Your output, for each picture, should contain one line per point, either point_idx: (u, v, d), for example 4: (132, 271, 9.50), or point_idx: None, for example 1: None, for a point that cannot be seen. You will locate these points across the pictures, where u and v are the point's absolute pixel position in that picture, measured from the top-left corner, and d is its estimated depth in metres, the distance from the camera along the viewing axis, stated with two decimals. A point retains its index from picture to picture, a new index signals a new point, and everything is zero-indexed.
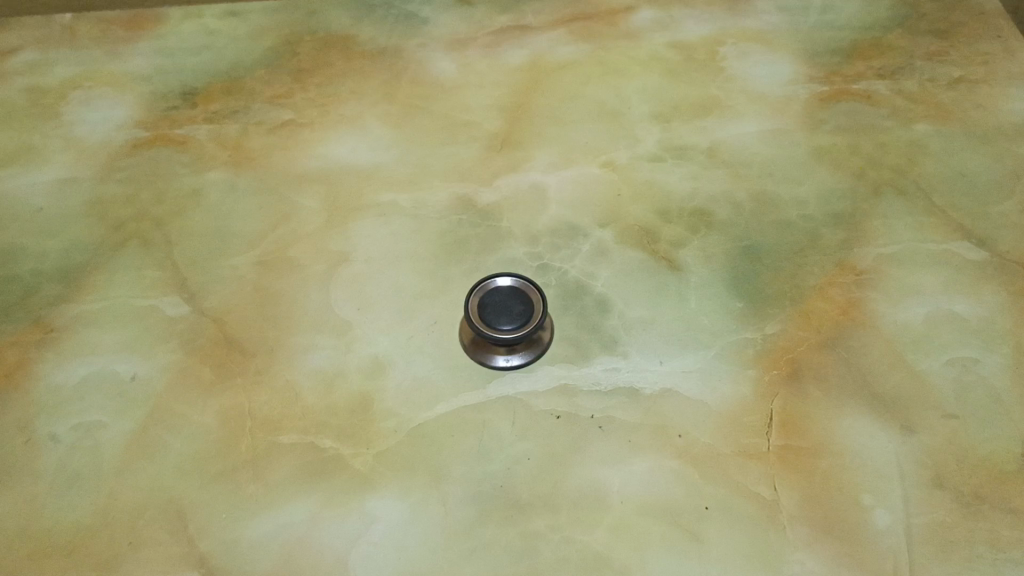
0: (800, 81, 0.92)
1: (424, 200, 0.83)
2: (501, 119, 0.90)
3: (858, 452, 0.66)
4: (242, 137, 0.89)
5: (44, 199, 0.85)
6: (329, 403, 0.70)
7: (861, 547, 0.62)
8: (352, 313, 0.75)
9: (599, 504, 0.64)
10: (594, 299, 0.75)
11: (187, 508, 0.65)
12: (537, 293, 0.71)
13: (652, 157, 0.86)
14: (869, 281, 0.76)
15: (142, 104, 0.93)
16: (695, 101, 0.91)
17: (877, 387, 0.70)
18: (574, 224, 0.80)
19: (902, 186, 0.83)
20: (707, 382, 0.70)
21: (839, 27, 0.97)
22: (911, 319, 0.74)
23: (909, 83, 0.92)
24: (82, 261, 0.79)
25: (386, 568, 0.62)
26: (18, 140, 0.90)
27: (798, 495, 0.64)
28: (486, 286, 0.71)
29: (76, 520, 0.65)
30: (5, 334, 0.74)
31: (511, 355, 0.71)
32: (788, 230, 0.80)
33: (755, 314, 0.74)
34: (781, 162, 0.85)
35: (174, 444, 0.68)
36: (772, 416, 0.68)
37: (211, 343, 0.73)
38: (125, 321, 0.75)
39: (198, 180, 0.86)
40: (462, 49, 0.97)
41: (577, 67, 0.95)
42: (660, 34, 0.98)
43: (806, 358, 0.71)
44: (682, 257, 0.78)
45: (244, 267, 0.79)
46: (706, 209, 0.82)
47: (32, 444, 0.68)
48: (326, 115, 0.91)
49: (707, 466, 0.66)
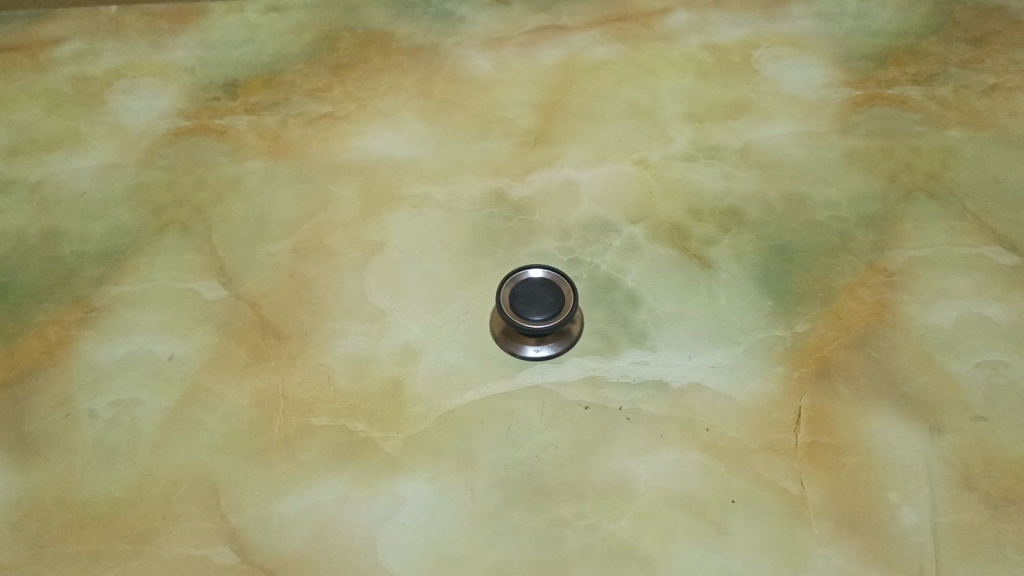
0: (834, 85, 0.92)
1: (458, 194, 0.84)
2: (535, 116, 0.91)
3: (886, 451, 0.66)
4: (281, 128, 0.91)
5: (88, 184, 0.87)
6: (361, 387, 0.71)
7: (887, 544, 0.62)
8: (385, 301, 0.77)
9: (626, 493, 0.65)
10: (624, 294, 0.76)
11: (220, 485, 0.66)
12: (568, 285, 0.71)
13: (684, 156, 0.87)
14: (900, 283, 0.76)
15: (184, 94, 0.95)
16: (728, 103, 0.91)
17: (905, 387, 0.70)
18: (606, 220, 0.81)
19: (935, 190, 0.83)
20: (735, 377, 0.70)
21: (874, 33, 0.97)
22: (941, 321, 0.74)
23: (943, 89, 0.92)
24: (123, 244, 0.81)
25: (413, 550, 0.63)
26: (64, 126, 0.92)
27: (824, 491, 0.64)
28: (517, 277, 0.72)
29: (112, 493, 0.66)
30: (47, 312, 0.76)
31: (541, 346, 0.72)
32: (819, 231, 0.80)
33: (784, 312, 0.74)
34: (814, 165, 0.85)
35: (209, 422, 0.69)
36: (800, 413, 0.68)
37: (247, 327, 0.75)
38: (164, 303, 0.77)
39: (237, 168, 0.87)
40: (498, 47, 0.98)
41: (611, 67, 0.95)
42: (695, 36, 0.98)
43: (835, 357, 0.71)
44: (713, 255, 0.79)
45: (281, 253, 0.80)
46: (737, 209, 0.82)
47: (72, 419, 0.70)
48: (363, 109, 0.92)
49: (733, 459, 0.66)
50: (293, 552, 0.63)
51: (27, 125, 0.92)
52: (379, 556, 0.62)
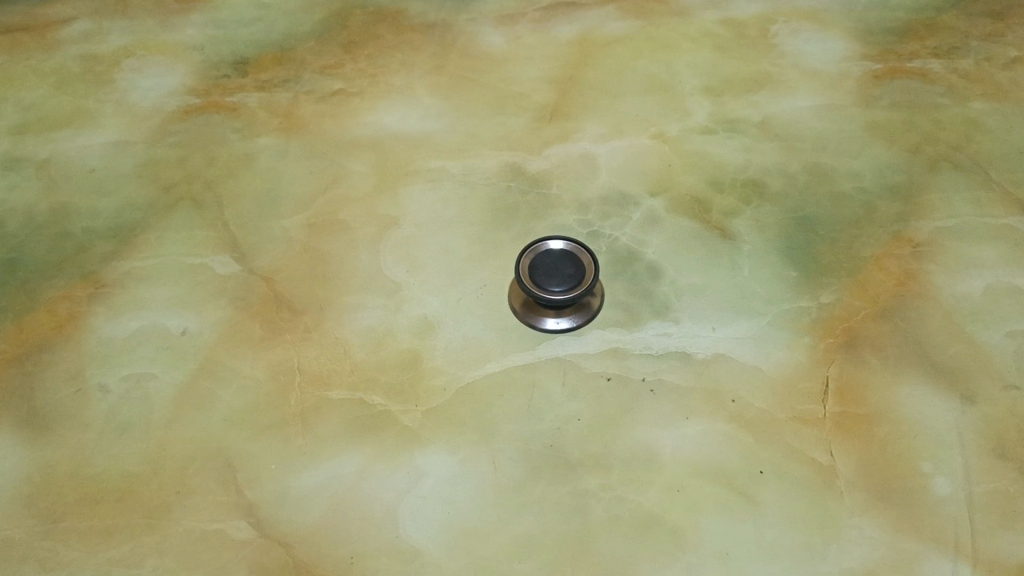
0: (853, 58, 0.91)
1: (474, 168, 0.83)
2: (551, 90, 0.90)
3: (918, 421, 0.65)
4: (293, 104, 0.90)
5: (96, 161, 0.85)
6: (378, 360, 0.69)
7: (922, 514, 0.60)
8: (401, 274, 0.75)
9: (652, 464, 0.63)
10: (645, 266, 0.74)
11: (237, 458, 0.65)
12: (589, 256, 0.69)
13: (703, 129, 0.85)
14: (927, 253, 0.74)
15: (194, 72, 0.93)
16: (746, 76, 0.90)
17: (936, 357, 0.68)
18: (625, 193, 0.80)
19: (959, 161, 0.81)
20: (761, 348, 0.69)
21: (893, 8, 0.96)
22: (970, 291, 0.72)
23: (965, 62, 0.90)
24: (134, 220, 0.80)
25: (435, 523, 0.61)
26: (72, 104, 0.91)
27: (855, 461, 0.63)
28: (538, 248, 0.70)
29: (125, 467, 0.65)
30: (57, 287, 0.75)
31: (560, 318, 0.70)
32: (842, 202, 0.79)
33: (810, 283, 0.73)
34: (835, 137, 0.84)
35: (223, 396, 0.68)
36: (828, 383, 0.67)
37: (262, 301, 0.73)
38: (177, 278, 0.75)
39: (249, 145, 0.86)
40: (512, 24, 0.97)
41: (627, 43, 0.94)
42: (711, 11, 0.97)
43: (863, 327, 0.70)
44: (734, 227, 0.77)
45: (294, 228, 0.79)
46: (759, 180, 0.81)
47: (83, 394, 0.68)
48: (376, 85, 0.91)
49: (761, 429, 0.65)
50: (311, 526, 0.61)
51: (35, 103, 0.91)
52: (401, 529, 0.61)
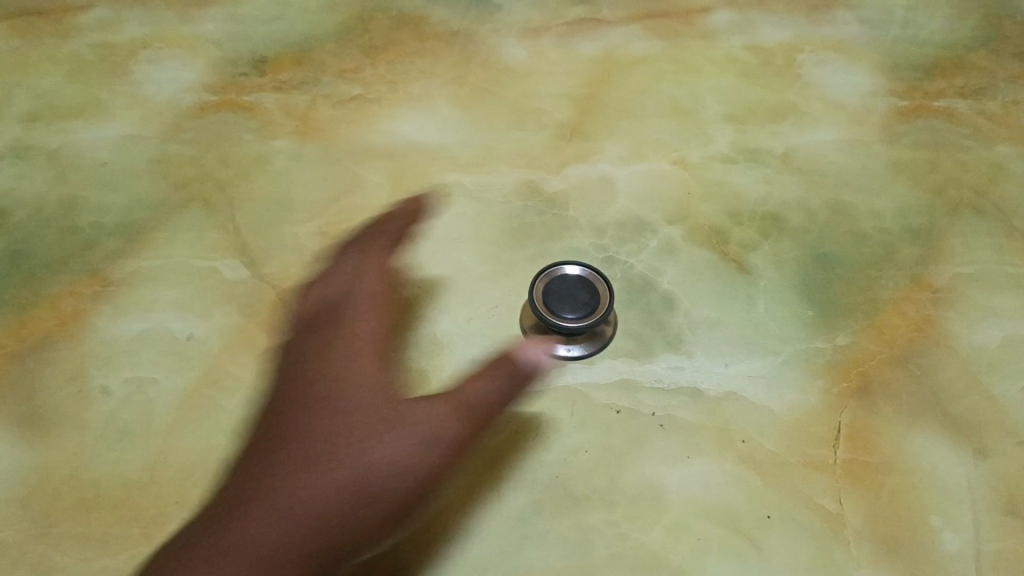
0: (879, 94, 0.90)
1: (490, 184, 0.82)
2: (572, 109, 0.88)
3: (929, 472, 0.64)
4: (310, 107, 0.88)
5: (109, 154, 0.84)
6: (385, 378, 0.68)
7: (929, 570, 0.59)
8: (413, 291, 0.74)
9: (658, 503, 0.63)
10: (659, 296, 0.74)
11: (237, 473, 0.64)
12: (605, 284, 0.68)
13: (723, 157, 0.84)
14: (944, 299, 0.74)
15: (211, 67, 0.92)
16: (770, 105, 0.89)
17: (950, 408, 0.67)
18: (643, 219, 0.79)
19: (981, 207, 0.80)
20: (774, 389, 0.68)
21: (921, 44, 0.95)
22: (987, 342, 0.71)
23: (992, 104, 0.89)
24: (143, 218, 0.79)
25: (437, 551, 0.60)
26: (87, 94, 0.90)
27: (864, 511, 0.62)
28: (553, 273, 0.69)
29: (124, 475, 0.63)
30: (62, 283, 0.74)
31: (572, 346, 0.69)
32: (862, 241, 0.78)
33: (826, 324, 0.72)
34: (857, 174, 0.83)
35: (227, 406, 0.67)
36: (840, 428, 0.66)
37: (270, 310, 0.72)
38: (185, 281, 0.74)
39: (263, 147, 0.85)
40: (536, 37, 0.96)
41: (651, 63, 0.93)
42: (737, 36, 0.96)
43: (878, 373, 0.69)
44: (752, 261, 0.76)
45: (306, 236, 0.78)
46: (778, 214, 0.80)
47: (84, 395, 0.67)
48: (395, 92, 0.90)
49: (770, 473, 0.64)
50: None
51: (49, 91, 0.90)
52: (399, 555, 0.60)
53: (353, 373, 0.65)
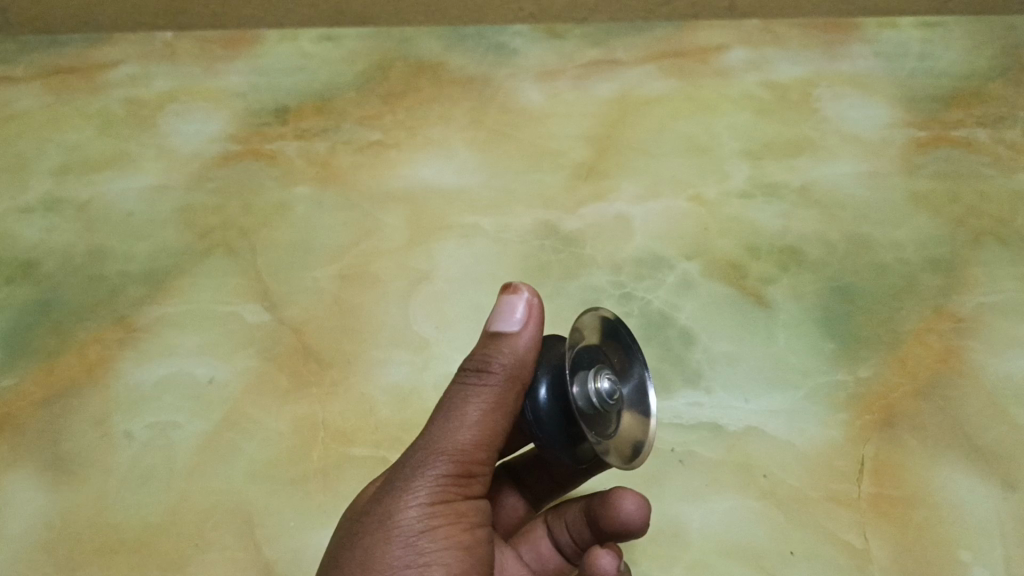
0: (897, 126, 0.90)
1: (507, 224, 0.82)
2: (588, 149, 0.89)
3: (956, 506, 0.63)
4: (331, 155, 0.90)
5: (135, 204, 0.86)
6: (404, 418, 0.69)
7: None
8: (431, 330, 0.74)
9: (678, 541, 0.62)
10: (677, 331, 0.73)
11: (256, 514, 0.64)
12: (600, 368, 0.52)
13: (741, 193, 0.84)
14: (968, 330, 0.73)
15: (235, 118, 0.94)
16: (787, 140, 0.89)
17: (977, 440, 0.66)
18: (660, 255, 0.79)
19: (1004, 236, 0.80)
20: (795, 423, 0.67)
21: (938, 75, 0.95)
22: (1013, 372, 0.70)
23: (1012, 132, 0.89)
24: (168, 265, 0.80)
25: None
26: (116, 147, 0.92)
27: (890, 546, 0.61)
28: (606, 400, 0.51)
29: (145, 517, 0.64)
30: (88, 330, 0.75)
31: (603, 422, 0.51)
32: (883, 273, 0.77)
33: (848, 356, 0.71)
34: (876, 206, 0.83)
35: (247, 448, 0.67)
36: (864, 462, 0.65)
37: (289, 351, 0.73)
38: (207, 326, 0.75)
39: (285, 194, 0.86)
40: (552, 80, 0.97)
41: (667, 102, 0.94)
42: (753, 73, 0.97)
43: (901, 406, 0.68)
44: (771, 294, 0.76)
45: (325, 279, 0.79)
46: (798, 248, 0.79)
47: (107, 439, 0.68)
48: (413, 138, 0.91)
49: (793, 508, 0.63)
50: None
51: (79, 145, 0.93)
52: None
53: (391, 558, 0.47)
